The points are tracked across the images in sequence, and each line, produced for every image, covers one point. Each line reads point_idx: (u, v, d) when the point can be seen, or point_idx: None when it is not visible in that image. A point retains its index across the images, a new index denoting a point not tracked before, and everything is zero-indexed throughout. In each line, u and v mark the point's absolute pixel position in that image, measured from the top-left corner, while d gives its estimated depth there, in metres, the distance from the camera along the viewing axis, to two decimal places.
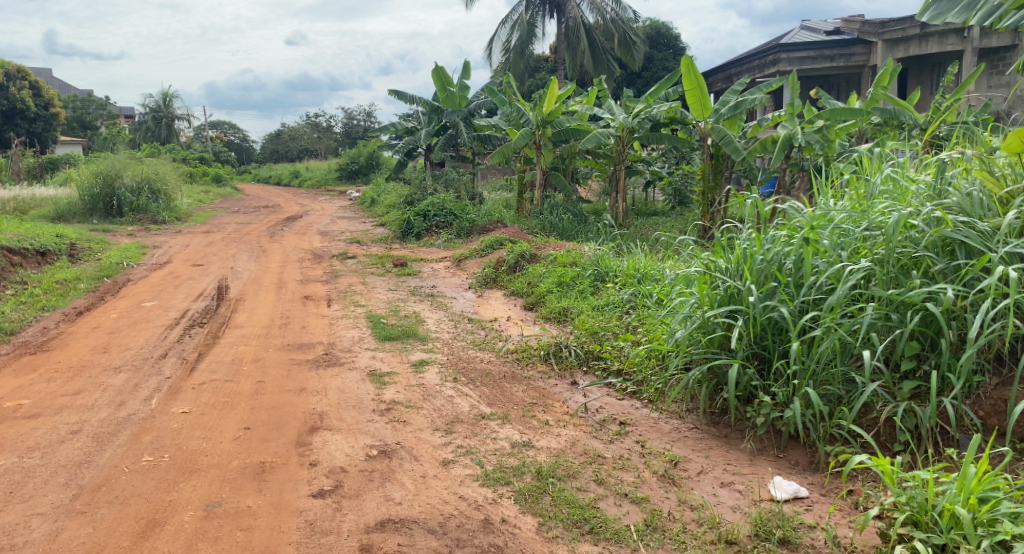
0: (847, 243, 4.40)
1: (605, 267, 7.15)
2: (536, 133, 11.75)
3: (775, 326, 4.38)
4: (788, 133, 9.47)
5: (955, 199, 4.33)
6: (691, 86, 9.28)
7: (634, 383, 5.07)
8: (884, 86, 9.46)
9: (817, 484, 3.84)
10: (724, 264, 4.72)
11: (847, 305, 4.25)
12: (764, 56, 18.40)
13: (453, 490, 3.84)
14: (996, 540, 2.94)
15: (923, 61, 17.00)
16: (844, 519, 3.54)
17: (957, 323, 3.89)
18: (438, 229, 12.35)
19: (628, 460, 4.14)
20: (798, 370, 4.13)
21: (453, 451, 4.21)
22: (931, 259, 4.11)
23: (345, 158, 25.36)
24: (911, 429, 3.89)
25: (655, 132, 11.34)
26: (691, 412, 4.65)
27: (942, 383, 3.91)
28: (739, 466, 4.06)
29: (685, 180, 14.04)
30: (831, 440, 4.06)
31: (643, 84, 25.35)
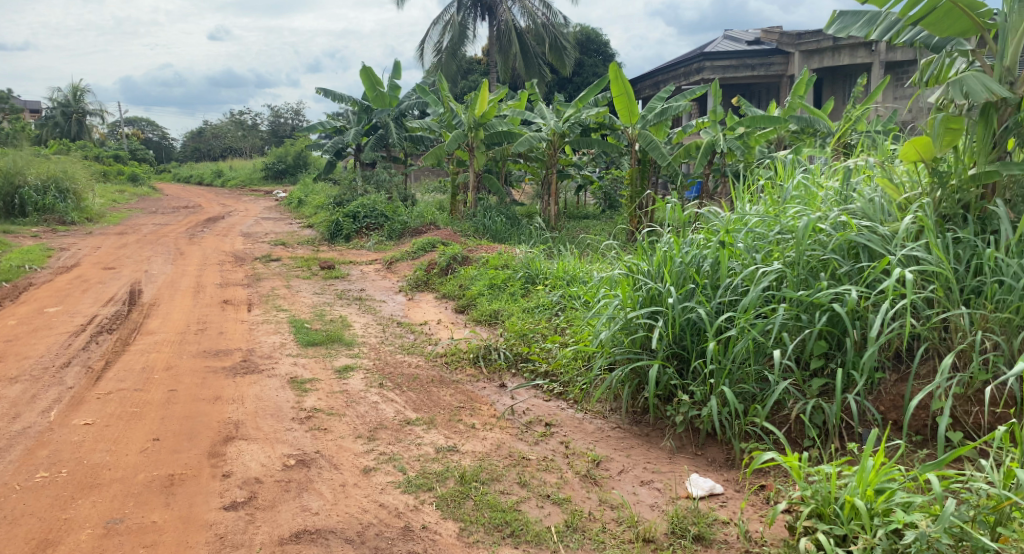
0: (761, 247, 4.56)
1: (536, 270, 7.26)
2: (468, 135, 11.75)
3: (694, 326, 4.49)
4: (711, 140, 9.53)
5: (859, 204, 4.54)
6: (619, 92, 9.43)
7: (561, 384, 5.12)
8: (801, 95, 9.84)
9: (731, 480, 3.96)
10: (646, 267, 4.83)
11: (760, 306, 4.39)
12: (687, 65, 18.77)
13: (374, 498, 3.80)
14: (890, 529, 3.06)
15: (836, 71, 17.76)
16: (756, 514, 3.66)
17: (860, 323, 4.07)
18: (368, 231, 12.22)
19: (552, 461, 4.18)
20: (714, 369, 4.25)
21: (374, 458, 4.17)
22: (838, 261, 4.29)
23: (271, 157, 24.80)
24: (819, 424, 4.05)
25: (585, 137, 11.49)
26: (614, 412, 4.72)
27: (847, 380, 4.08)
28: (659, 464, 4.14)
29: (615, 184, 14.22)
30: (745, 437, 4.18)
31: (574, 89, 25.66)
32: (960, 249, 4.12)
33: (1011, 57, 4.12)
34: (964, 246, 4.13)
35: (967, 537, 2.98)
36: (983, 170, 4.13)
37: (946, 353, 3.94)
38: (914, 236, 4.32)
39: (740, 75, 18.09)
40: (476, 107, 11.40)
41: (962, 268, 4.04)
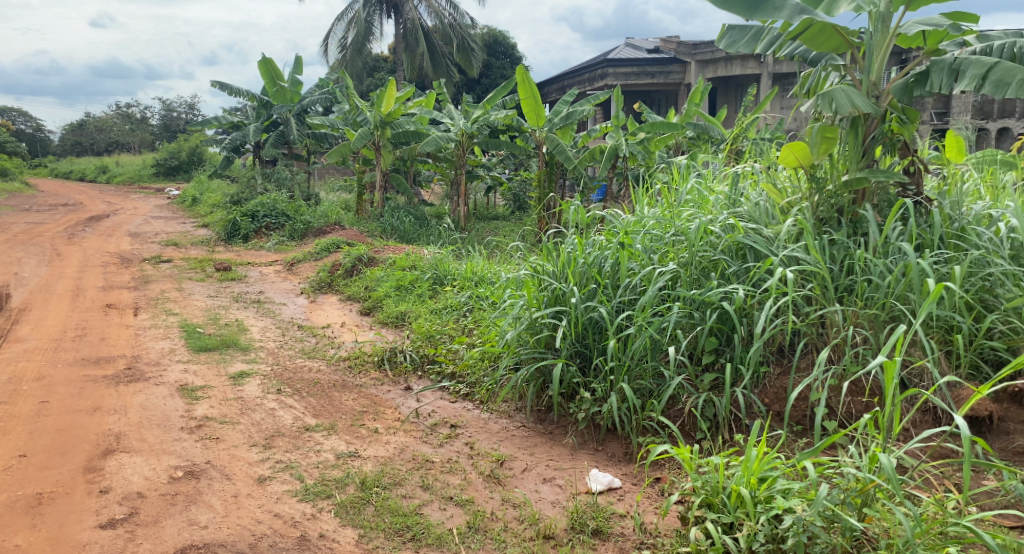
0: (658, 247, 4.72)
1: (444, 271, 7.26)
2: (374, 133, 11.57)
3: (596, 326, 4.59)
4: (613, 145, 9.71)
5: (746, 208, 4.75)
6: (527, 94, 9.50)
7: (467, 385, 5.11)
8: (697, 102, 10.21)
9: (629, 474, 4.06)
10: (551, 267, 4.91)
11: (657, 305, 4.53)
12: (593, 71, 19.25)
13: (268, 508, 3.71)
14: (771, 514, 3.20)
15: (729, 82, 18.52)
16: (651, 506, 3.77)
17: (747, 320, 4.26)
18: (267, 230, 11.89)
19: (455, 463, 4.18)
20: (615, 366, 4.35)
21: (270, 467, 4.07)
22: (726, 261, 4.48)
23: (162, 152, 23.73)
24: (710, 417, 4.18)
25: (494, 138, 11.49)
26: (519, 412, 4.76)
27: (735, 374, 4.26)
28: (561, 461, 4.21)
29: (523, 186, 14.33)
30: (643, 432, 4.27)
31: (482, 91, 25.74)
32: (836, 250, 4.37)
33: (877, 72, 4.41)
34: (838, 247, 4.37)
35: (838, 520, 3.14)
36: (854, 177, 4.40)
37: (823, 347, 4.17)
38: (796, 238, 4.55)
39: (641, 83, 18.55)
40: (382, 105, 11.27)
41: (837, 268, 4.28)
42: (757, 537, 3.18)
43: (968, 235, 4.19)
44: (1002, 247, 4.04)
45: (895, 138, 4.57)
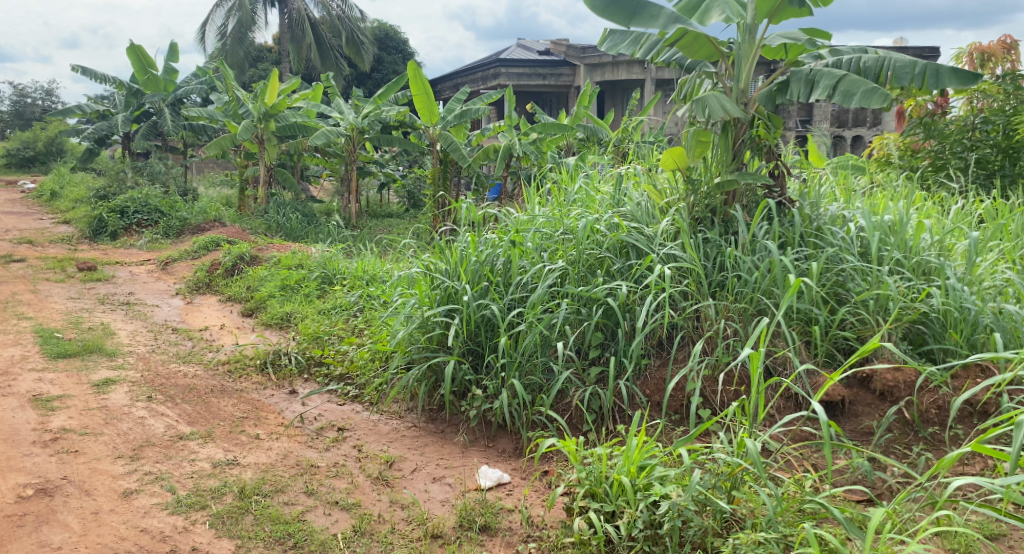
0: (548, 246, 4.80)
1: (332, 270, 7.13)
2: (257, 126, 11.13)
3: (488, 323, 4.59)
4: (507, 145, 9.71)
5: (629, 207, 4.89)
6: (419, 91, 9.40)
7: (356, 388, 5.01)
8: (586, 104, 10.46)
9: (519, 469, 4.05)
10: (443, 265, 4.87)
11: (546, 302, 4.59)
12: (485, 70, 19.05)
13: (134, 524, 3.54)
14: (650, 501, 3.28)
15: (617, 86, 19.07)
16: (539, 499, 3.76)
17: (630, 315, 4.38)
18: (139, 228, 11.30)
19: (342, 466, 4.09)
20: (506, 363, 4.37)
21: (137, 480, 3.87)
22: (611, 259, 4.60)
23: (14, 142, 22.03)
24: (596, 409, 4.24)
25: (386, 134, 11.36)
26: (410, 412, 4.69)
27: (619, 367, 4.35)
28: (451, 460, 4.17)
29: (417, 183, 14.21)
30: (533, 426, 4.28)
31: (374, 86, 25.36)
32: (709, 248, 4.57)
33: (745, 80, 4.66)
34: (712, 245, 4.58)
35: (710, 503, 3.26)
36: (725, 178, 4.62)
37: (698, 339, 4.33)
38: (674, 236, 4.71)
39: (533, 84, 18.68)
40: (266, 96, 10.92)
41: (710, 264, 4.48)
42: (636, 523, 3.25)
43: (825, 234, 4.49)
44: (853, 245, 4.35)
45: (762, 143, 4.81)
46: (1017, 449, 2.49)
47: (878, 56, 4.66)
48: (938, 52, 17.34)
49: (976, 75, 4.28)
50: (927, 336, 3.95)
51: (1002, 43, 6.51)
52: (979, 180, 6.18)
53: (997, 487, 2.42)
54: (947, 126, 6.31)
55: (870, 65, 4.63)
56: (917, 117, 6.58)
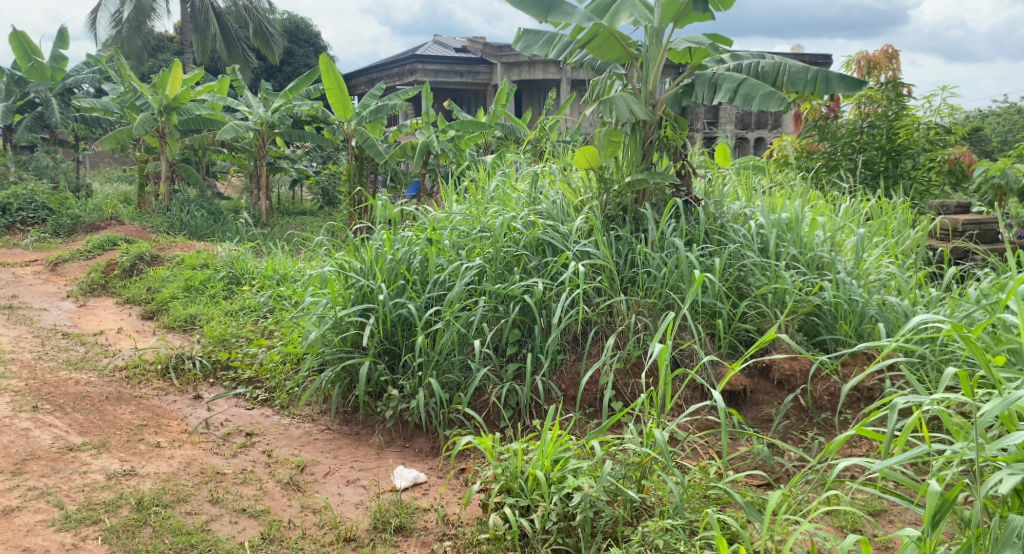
0: (465, 243, 4.82)
1: (240, 270, 6.96)
2: (157, 119, 10.70)
3: (404, 322, 4.56)
4: (426, 141, 9.73)
5: (545, 205, 4.97)
6: (330, 84, 9.20)
7: (266, 391, 4.91)
8: (503, 103, 10.52)
9: (435, 468, 4.01)
10: (358, 263, 4.80)
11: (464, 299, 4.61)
12: (401, 65, 18.76)
13: (17, 543, 3.36)
14: (563, 494, 3.32)
15: (533, 85, 19.31)
16: (455, 497, 3.73)
17: (546, 311, 4.45)
18: (24, 226, 10.72)
19: (250, 473, 3.98)
20: (423, 361, 4.35)
21: (20, 496, 3.68)
22: (528, 256, 4.66)
23: None
24: (513, 406, 4.26)
25: (297, 129, 11.14)
26: (323, 414, 4.62)
27: (536, 363, 4.40)
28: (366, 462, 4.10)
29: (331, 179, 14.00)
30: (450, 425, 4.27)
31: (284, 80, 24.75)
32: (621, 245, 4.69)
33: (653, 82, 4.82)
34: (624, 243, 4.70)
35: (620, 493, 3.34)
36: (636, 178, 4.75)
37: (611, 334, 4.43)
38: (588, 234, 4.81)
39: (449, 81, 18.62)
40: (167, 87, 10.50)
41: (622, 261, 4.60)
42: (551, 516, 3.28)
43: (727, 231, 4.68)
44: (754, 242, 4.55)
45: (670, 144, 4.97)
46: (893, 431, 2.64)
47: (774, 61, 4.88)
48: (831, 59, 18.26)
49: (861, 82, 4.59)
50: (820, 327, 4.18)
51: (886, 52, 6.91)
52: (866, 180, 6.56)
53: (874, 467, 2.57)
54: (839, 129, 6.67)
55: (767, 69, 4.83)
56: (812, 120, 6.92)
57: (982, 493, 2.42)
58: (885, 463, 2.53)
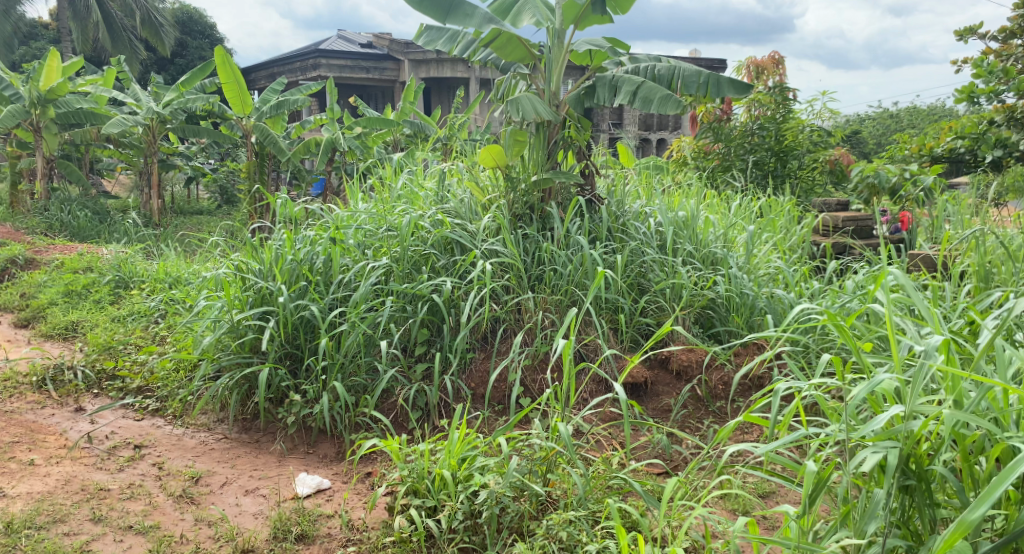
0: (370, 243, 4.77)
1: (127, 273, 6.66)
2: (31, 112, 10.03)
3: (307, 324, 4.46)
4: (330, 137, 9.37)
5: (453, 204, 4.96)
6: (227, 79, 8.84)
7: (156, 401, 4.72)
8: (410, 101, 10.47)
9: (340, 473, 3.96)
10: (256, 264, 4.66)
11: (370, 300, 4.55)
12: (304, 60, 18.26)
13: None
14: (469, 492, 3.33)
15: (442, 83, 19.29)
16: (360, 502, 3.67)
17: (454, 310, 4.44)
18: None
19: (138, 487, 3.79)
20: (327, 364, 4.27)
21: None
22: (435, 255, 4.64)
23: None
24: (421, 406, 4.23)
25: (191, 125, 10.73)
26: (220, 423, 4.47)
27: (444, 363, 4.38)
28: (266, 470, 3.99)
29: (229, 178, 13.55)
30: (356, 428, 4.21)
31: (177, 72, 23.78)
32: (529, 243, 4.74)
33: (556, 83, 4.91)
34: (531, 241, 4.75)
35: (526, 488, 3.37)
36: (542, 177, 4.80)
37: (519, 331, 4.47)
38: (495, 233, 4.82)
39: (355, 77, 18.29)
40: (43, 79, 9.85)
41: (529, 259, 4.65)
42: (456, 515, 3.28)
43: (629, 229, 4.81)
44: (653, 239, 4.71)
45: (572, 144, 5.10)
46: (774, 416, 2.79)
47: (670, 65, 5.05)
48: (725, 64, 18.99)
49: (749, 86, 4.82)
50: (715, 319, 4.36)
51: (773, 58, 7.23)
52: (757, 180, 6.85)
53: (759, 452, 2.69)
54: (732, 130, 6.96)
55: (663, 73, 4.99)
56: (707, 122, 7.20)
57: (851, 471, 2.57)
58: (767, 447, 2.65)
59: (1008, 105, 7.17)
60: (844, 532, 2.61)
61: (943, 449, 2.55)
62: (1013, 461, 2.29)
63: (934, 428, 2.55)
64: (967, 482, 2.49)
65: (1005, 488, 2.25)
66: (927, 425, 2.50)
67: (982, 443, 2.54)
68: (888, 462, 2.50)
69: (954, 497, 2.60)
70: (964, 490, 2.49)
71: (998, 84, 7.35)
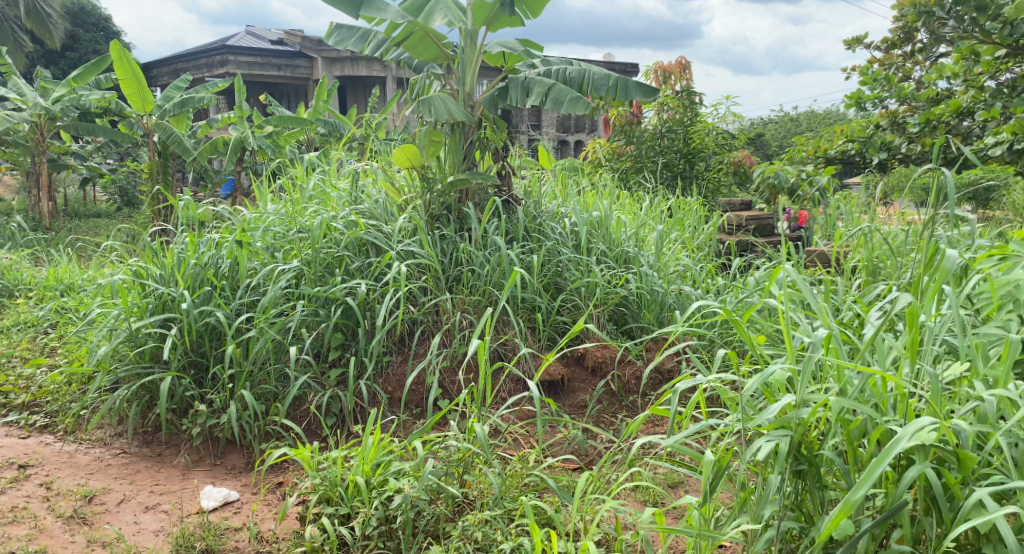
0: (279, 245, 4.64)
1: (12, 281, 6.27)
2: None
3: (212, 331, 4.31)
4: (240, 137, 9.03)
5: (366, 205, 4.88)
6: (124, 74, 8.45)
7: (46, 416, 4.47)
8: (323, 99, 10.26)
9: (249, 484, 3.83)
10: (156, 270, 4.46)
11: (280, 304, 4.42)
12: (209, 55, 17.62)
13: None
14: (384, 497, 3.28)
15: (358, 82, 19.06)
16: (269, 513, 3.56)
17: (370, 314, 4.37)
18: None
19: (24, 510, 3.57)
20: (234, 373, 4.13)
21: None
22: (349, 257, 4.54)
23: None
24: (336, 412, 4.14)
25: (86, 123, 10.21)
26: (118, 437, 4.27)
27: (359, 367, 4.30)
28: (168, 485, 3.83)
29: (130, 178, 12.96)
30: (267, 437, 4.09)
31: (69, 66, 22.58)
32: (445, 244, 4.70)
33: (470, 85, 4.89)
34: (448, 242, 4.71)
35: (442, 490, 3.34)
36: (459, 177, 4.77)
37: (437, 332, 4.43)
38: (411, 234, 4.76)
39: (265, 74, 17.80)
40: None
41: (446, 259, 4.61)
42: (370, 522, 3.22)
43: (545, 229, 4.85)
44: (569, 239, 4.76)
45: (489, 145, 5.09)
46: (677, 409, 2.85)
47: (581, 67, 5.10)
48: (635, 67, 19.44)
49: (657, 89, 4.92)
50: (628, 316, 4.44)
51: (680, 62, 7.42)
52: (667, 181, 7.01)
53: (662, 444, 2.75)
54: (642, 133, 7.11)
55: (575, 75, 5.05)
56: (619, 125, 7.33)
57: (748, 459, 2.65)
58: (669, 438, 2.71)
59: (891, 110, 7.60)
60: (743, 518, 2.70)
61: (830, 434, 2.64)
62: (891, 442, 2.40)
63: (823, 414, 2.65)
64: (851, 464, 2.58)
65: (884, 468, 2.35)
66: (815, 412, 2.60)
67: (864, 426, 2.63)
68: (780, 449, 2.59)
69: (841, 479, 2.69)
70: (849, 471, 2.58)
71: (883, 91, 7.78)
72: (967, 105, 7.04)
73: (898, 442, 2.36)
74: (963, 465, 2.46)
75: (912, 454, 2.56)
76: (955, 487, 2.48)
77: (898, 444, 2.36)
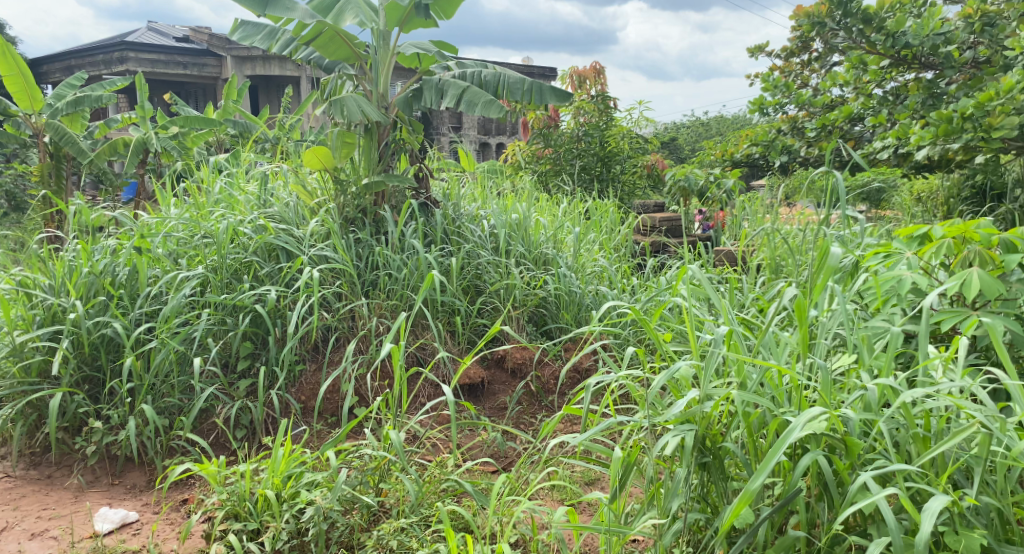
0: (182, 252, 4.44)
1: None
2: None
3: (109, 343, 4.08)
4: (141, 137, 8.63)
5: (276, 209, 4.73)
6: (10, 72, 8.07)
7: None
8: (233, 100, 9.91)
9: (150, 503, 3.65)
10: (46, 279, 4.20)
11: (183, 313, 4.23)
12: (106, 51, 16.69)
13: None
14: (295, 510, 3.17)
15: (271, 82, 18.59)
16: (172, 533, 3.40)
17: (280, 321, 4.23)
18: None
19: None
20: (134, 386, 3.92)
21: None
22: (258, 263, 4.38)
23: None
24: (246, 424, 3.98)
25: None
26: (3, 460, 3.99)
27: (270, 376, 4.15)
28: (58, 508, 3.60)
29: (17, 181, 12.16)
30: (171, 453, 3.91)
31: None
32: (360, 248, 4.60)
33: (383, 86, 4.80)
34: (363, 246, 4.61)
35: (357, 501, 3.25)
36: (373, 179, 4.67)
37: (353, 338, 4.33)
38: (324, 237, 4.64)
39: (169, 72, 17.11)
40: None
41: (362, 264, 4.50)
42: (280, 536, 3.11)
43: (464, 231, 4.81)
44: (487, 242, 4.73)
45: (402, 147, 5.01)
46: (588, 407, 2.85)
47: (495, 71, 5.09)
48: (552, 71, 19.60)
49: (571, 94, 4.95)
50: (546, 318, 4.45)
51: (594, 67, 7.49)
52: (584, 183, 7.07)
53: (574, 442, 2.75)
54: (559, 137, 7.16)
55: (490, 78, 5.03)
56: (536, 128, 7.35)
57: (655, 454, 2.67)
58: (579, 436, 2.71)
59: (792, 116, 7.89)
60: (652, 513, 2.72)
61: (733, 427, 2.69)
62: (785, 431, 2.45)
63: (725, 408, 2.70)
64: (751, 454, 2.64)
65: (779, 457, 2.40)
66: (718, 407, 2.65)
67: (763, 418, 2.68)
68: (685, 443, 2.62)
69: (742, 469, 2.74)
70: (749, 462, 2.63)
71: (783, 97, 8.06)
72: (858, 111, 7.34)
73: (791, 431, 2.42)
74: (850, 452, 2.54)
75: (806, 443, 2.63)
76: (845, 473, 2.56)
77: (792, 434, 2.41)
